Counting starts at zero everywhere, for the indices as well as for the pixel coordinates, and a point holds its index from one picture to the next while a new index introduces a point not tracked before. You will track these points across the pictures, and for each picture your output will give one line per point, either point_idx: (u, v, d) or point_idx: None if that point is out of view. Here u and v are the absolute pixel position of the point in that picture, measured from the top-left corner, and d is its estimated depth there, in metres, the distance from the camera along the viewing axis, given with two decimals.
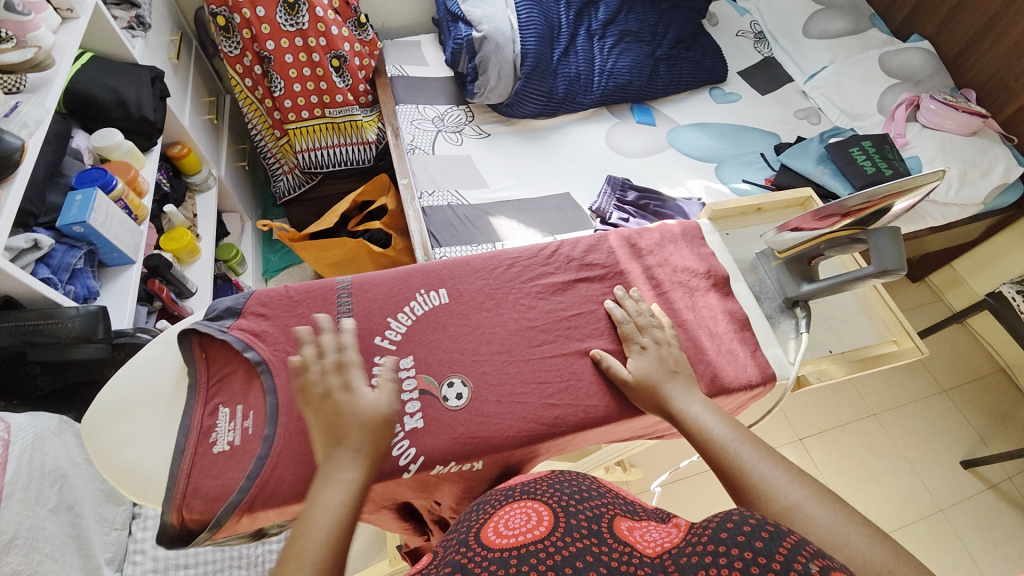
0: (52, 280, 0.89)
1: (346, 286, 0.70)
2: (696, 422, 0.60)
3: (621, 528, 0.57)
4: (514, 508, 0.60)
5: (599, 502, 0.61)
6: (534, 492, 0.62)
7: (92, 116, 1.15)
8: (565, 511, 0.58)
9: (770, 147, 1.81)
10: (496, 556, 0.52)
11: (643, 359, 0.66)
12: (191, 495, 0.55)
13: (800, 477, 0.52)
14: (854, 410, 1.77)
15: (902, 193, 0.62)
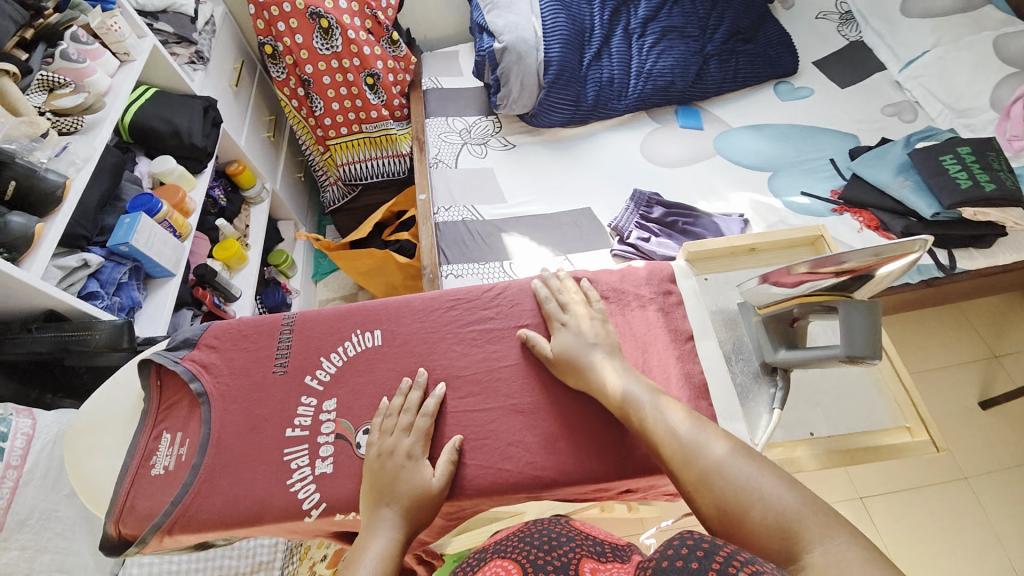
0: (100, 293, 1.05)
1: (290, 321, 0.73)
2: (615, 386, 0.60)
3: (586, 572, 0.58)
4: (487, 567, 0.61)
5: (568, 548, 0.61)
6: (505, 550, 0.64)
7: (152, 144, 1.33)
8: (532, 565, 0.58)
9: (843, 151, 1.54)
10: None
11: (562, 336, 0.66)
12: (128, 511, 0.61)
13: (722, 435, 0.53)
14: (938, 470, 1.46)
15: (892, 261, 0.51)
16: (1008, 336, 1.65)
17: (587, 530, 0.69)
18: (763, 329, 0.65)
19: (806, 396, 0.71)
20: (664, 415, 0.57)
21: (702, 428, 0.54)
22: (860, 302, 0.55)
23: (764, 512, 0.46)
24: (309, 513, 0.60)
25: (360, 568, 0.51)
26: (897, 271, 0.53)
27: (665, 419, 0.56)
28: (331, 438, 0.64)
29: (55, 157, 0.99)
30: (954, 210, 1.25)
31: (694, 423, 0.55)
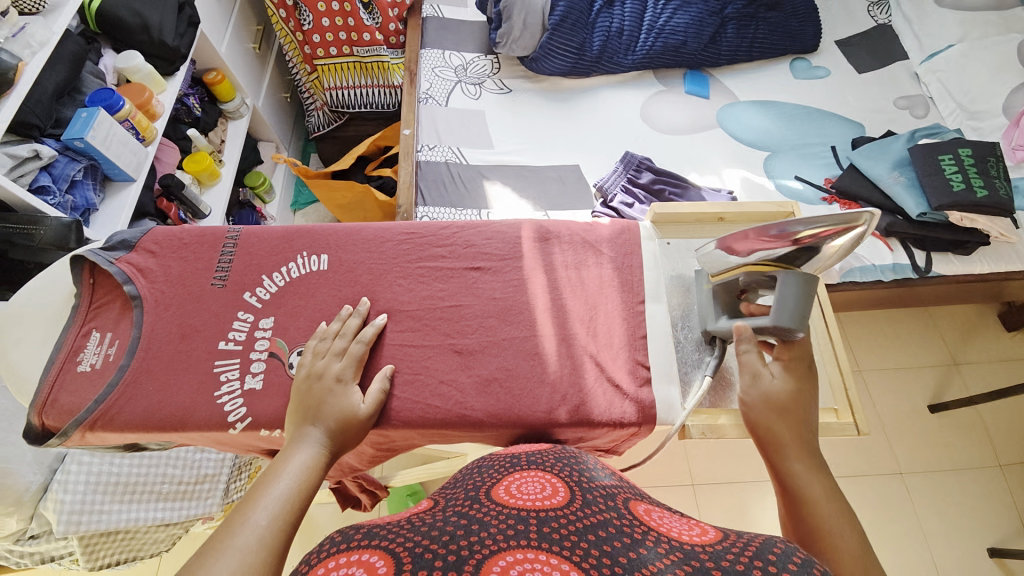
0: (51, 189, 1.00)
1: (234, 235, 0.70)
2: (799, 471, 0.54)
3: (640, 510, 0.51)
4: (526, 473, 0.54)
5: (612, 483, 0.55)
6: (540, 462, 0.57)
7: (120, 38, 1.24)
8: (580, 485, 0.52)
9: (846, 139, 1.49)
10: (513, 513, 0.47)
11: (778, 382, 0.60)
12: (50, 405, 0.60)
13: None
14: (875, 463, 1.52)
15: (844, 230, 0.52)
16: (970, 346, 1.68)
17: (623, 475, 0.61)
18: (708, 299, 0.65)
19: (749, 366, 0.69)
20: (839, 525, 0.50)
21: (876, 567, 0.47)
22: (800, 273, 0.55)
23: None
24: (233, 426, 0.59)
25: (278, 478, 0.49)
26: (843, 248, 0.55)
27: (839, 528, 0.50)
28: (263, 355, 0.63)
29: (12, 37, 0.93)
30: (941, 212, 1.22)
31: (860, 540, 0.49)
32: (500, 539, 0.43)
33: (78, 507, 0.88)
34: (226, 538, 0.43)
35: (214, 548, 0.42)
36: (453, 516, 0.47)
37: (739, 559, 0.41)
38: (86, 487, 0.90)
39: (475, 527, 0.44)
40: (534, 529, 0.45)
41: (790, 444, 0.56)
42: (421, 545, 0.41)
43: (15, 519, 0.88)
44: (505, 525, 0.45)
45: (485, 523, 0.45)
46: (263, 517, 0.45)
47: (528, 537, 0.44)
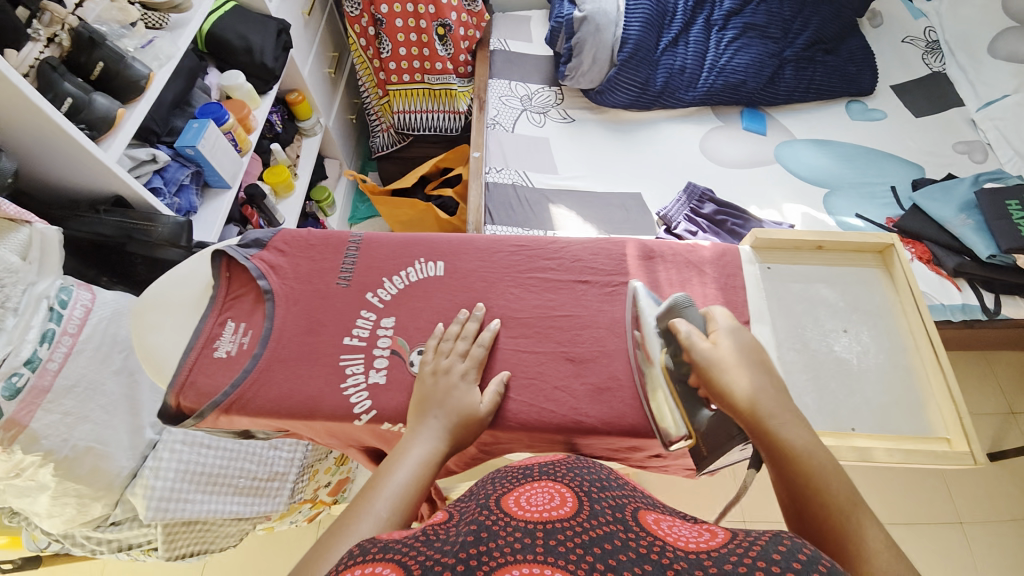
0: (162, 191, 1.08)
1: (356, 240, 0.75)
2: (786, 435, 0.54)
3: (647, 520, 0.49)
4: (536, 485, 0.55)
5: (620, 493, 0.54)
6: (553, 473, 0.58)
7: (225, 58, 1.35)
8: (588, 496, 0.52)
9: (907, 180, 1.51)
10: (520, 525, 0.47)
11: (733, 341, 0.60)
12: (189, 387, 0.64)
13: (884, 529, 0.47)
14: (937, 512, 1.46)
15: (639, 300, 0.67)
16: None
17: (642, 488, 0.61)
18: (702, 428, 0.61)
19: (834, 395, 0.66)
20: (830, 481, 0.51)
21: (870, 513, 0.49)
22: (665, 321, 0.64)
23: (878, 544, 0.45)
24: (360, 417, 0.63)
25: (400, 466, 0.53)
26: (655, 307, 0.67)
27: (835, 488, 0.50)
28: (386, 352, 0.67)
29: (141, 48, 0.98)
30: (1010, 256, 1.22)
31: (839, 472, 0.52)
32: (506, 553, 0.43)
33: (167, 495, 0.90)
34: (354, 522, 0.48)
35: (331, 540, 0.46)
36: (464, 531, 0.46)
37: (743, 562, 0.39)
38: (175, 474, 0.92)
39: (483, 541, 0.44)
40: (540, 540, 0.45)
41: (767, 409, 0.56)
42: (431, 557, 0.41)
43: (102, 504, 0.88)
44: (512, 539, 0.45)
45: (492, 536, 0.45)
46: (385, 509, 0.49)
47: (534, 550, 0.43)
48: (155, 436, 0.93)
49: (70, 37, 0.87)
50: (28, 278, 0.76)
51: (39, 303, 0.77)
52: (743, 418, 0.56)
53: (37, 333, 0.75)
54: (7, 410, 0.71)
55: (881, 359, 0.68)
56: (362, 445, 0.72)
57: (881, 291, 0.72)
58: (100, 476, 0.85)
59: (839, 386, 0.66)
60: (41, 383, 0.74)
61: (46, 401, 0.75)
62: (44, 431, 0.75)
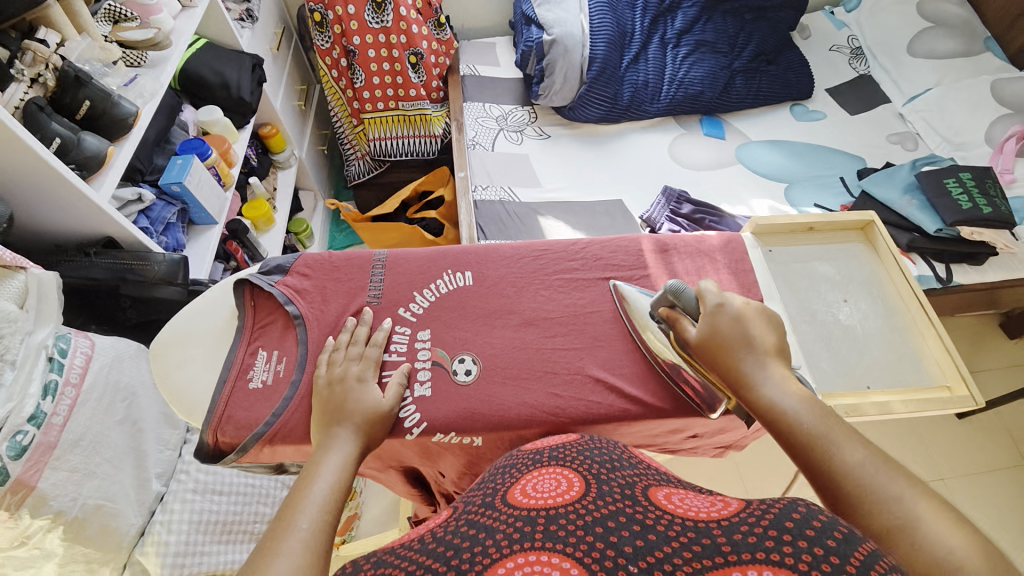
0: (149, 230, 1.04)
1: (380, 259, 0.75)
2: (772, 398, 0.54)
3: (660, 496, 0.46)
4: (542, 473, 0.52)
5: (631, 472, 0.51)
6: (562, 458, 0.55)
7: (200, 95, 1.33)
8: (596, 479, 0.49)
9: (852, 171, 1.66)
10: (522, 514, 0.44)
11: (739, 309, 0.62)
12: (226, 421, 0.62)
13: (913, 482, 0.45)
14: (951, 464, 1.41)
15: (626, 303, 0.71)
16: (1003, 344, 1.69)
17: (656, 466, 0.58)
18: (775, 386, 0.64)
19: (847, 358, 0.72)
20: (838, 445, 0.49)
21: (891, 467, 0.46)
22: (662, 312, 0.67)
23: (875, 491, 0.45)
24: (411, 431, 0.63)
25: (315, 480, 0.50)
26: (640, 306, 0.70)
27: (854, 455, 0.47)
28: (427, 364, 0.67)
29: (125, 86, 0.99)
30: (955, 228, 1.37)
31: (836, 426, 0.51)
32: (504, 542, 0.40)
33: (183, 549, 0.86)
34: (276, 544, 0.44)
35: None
36: (462, 527, 0.44)
37: (756, 531, 0.36)
38: (189, 526, 0.87)
39: (479, 536, 0.41)
40: (541, 526, 0.42)
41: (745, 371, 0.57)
42: (425, 561, 0.38)
43: (110, 569, 0.82)
44: (512, 528, 0.42)
45: (492, 529, 0.42)
46: (304, 521, 0.46)
47: (534, 537, 0.40)
48: (162, 488, 0.88)
49: (55, 76, 0.85)
50: (26, 327, 0.71)
51: (38, 354, 0.72)
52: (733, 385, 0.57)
53: (39, 386, 0.70)
54: (14, 472, 0.67)
55: (880, 322, 0.75)
56: (404, 462, 0.71)
57: (869, 263, 0.80)
58: (110, 537, 0.80)
59: (849, 350, 0.73)
60: (46, 439, 0.70)
61: (53, 458, 0.71)
62: (52, 491, 0.71)
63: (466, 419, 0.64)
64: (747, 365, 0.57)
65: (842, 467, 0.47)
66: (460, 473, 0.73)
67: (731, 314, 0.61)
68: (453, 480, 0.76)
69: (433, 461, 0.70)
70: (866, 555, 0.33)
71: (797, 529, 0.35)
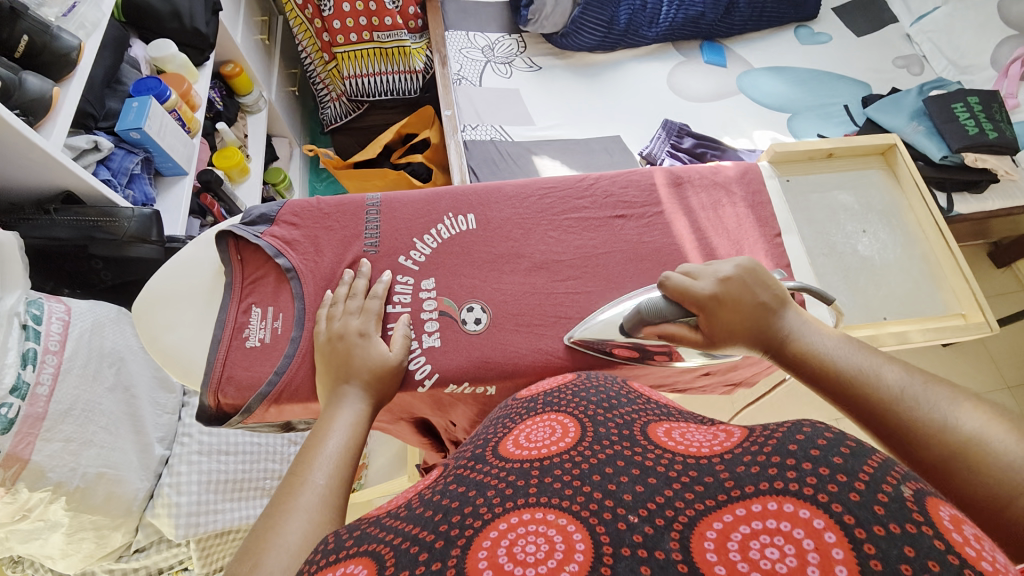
0: (112, 183, 0.95)
1: (374, 203, 0.69)
2: (808, 344, 0.53)
3: (661, 433, 0.40)
4: (536, 418, 0.45)
5: (630, 407, 0.45)
6: (558, 402, 0.47)
7: (147, 26, 1.17)
8: (591, 420, 0.43)
9: (857, 98, 1.57)
10: (513, 466, 0.38)
11: (730, 288, 0.56)
12: (226, 382, 0.58)
13: (967, 400, 0.42)
14: None
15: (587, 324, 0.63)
16: (994, 269, 1.69)
17: (657, 397, 0.51)
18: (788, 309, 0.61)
19: (865, 290, 0.71)
20: (883, 375, 0.46)
21: (936, 388, 0.43)
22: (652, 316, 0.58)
23: (919, 413, 0.42)
24: (423, 383, 0.60)
25: (329, 435, 0.48)
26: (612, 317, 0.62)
27: (891, 380, 0.45)
28: (434, 315, 0.63)
29: (64, 17, 0.85)
30: (959, 154, 1.33)
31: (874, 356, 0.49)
32: (495, 501, 0.35)
33: (195, 508, 0.85)
34: (290, 498, 0.42)
35: (256, 546, 0.38)
36: (450, 484, 0.38)
37: (757, 460, 0.33)
38: (199, 487, 0.86)
39: (468, 496, 0.35)
40: (534, 478, 0.36)
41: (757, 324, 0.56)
42: (409, 538, 0.33)
43: (122, 532, 0.82)
44: (503, 483, 0.36)
45: (481, 487, 0.36)
46: (322, 477, 0.44)
47: (526, 492, 0.35)
48: (166, 452, 0.87)
49: None
50: None
51: (11, 322, 0.66)
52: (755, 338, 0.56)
53: (17, 355, 0.66)
54: (4, 446, 0.63)
55: (899, 253, 0.74)
56: (415, 413, 0.69)
57: (888, 191, 0.77)
58: (117, 503, 0.78)
59: (866, 281, 0.71)
60: (34, 411, 0.66)
61: (44, 429, 0.68)
62: (48, 463, 0.68)
63: (480, 367, 0.61)
64: (772, 334, 0.55)
65: (883, 398, 0.44)
66: (471, 423, 0.72)
67: (726, 299, 0.56)
68: (464, 428, 0.75)
69: (445, 411, 0.69)
70: (877, 466, 0.30)
71: (799, 451, 0.32)
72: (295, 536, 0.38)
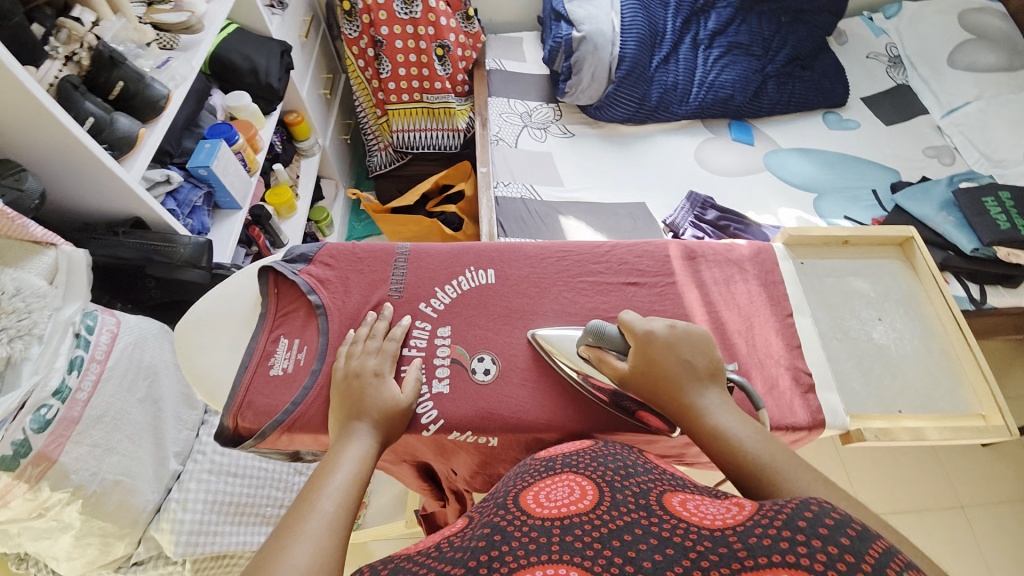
0: (176, 212, 1.05)
1: (403, 252, 0.75)
2: (718, 424, 0.53)
3: (675, 504, 0.41)
4: (556, 480, 0.48)
5: (645, 478, 0.47)
6: (576, 464, 0.50)
7: (229, 80, 1.33)
8: (610, 486, 0.45)
9: (885, 184, 1.59)
10: (536, 524, 0.40)
11: (666, 336, 0.59)
12: (246, 407, 0.62)
13: (856, 505, 0.45)
14: (973, 491, 1.36)
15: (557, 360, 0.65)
16: None
17: (674, 473, 0.52)
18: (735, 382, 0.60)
19: (879, 379, 0.70)
20: (788, 472, 0.49)
21: (833, 493, 0.47)
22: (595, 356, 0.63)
23: None
24: (428, 428, 0.62)
25: (337, 469, 0.51)
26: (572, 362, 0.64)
27: (794, 474, 0.48)
28: (446, 361, 0.66)
29: (157, 68, 1.00)
30: (991, 247, 1.32)
31: (778, 447, 0.51)
32: (517, 554, 0.37)
33: (196, 528, 0.87)
34: (299, 521, 0.45)
35: (266, 563, 0.41)
36: (475, 535, 0.40)
37: (768, 532, 0.33)
38: (204, 506, 0.88)
39: (493, 546, 0.38)
40: (556, 538, 0.38)
41: (682, 381, 0.57)
42: (439, 573, 0.36)
43: (126, 542, 0.84)
44: (526, 539, 0.38)
45: (506, 537, 0.39)
46: (331, 505, 0.47)
47: (549, 550, 0.37)
48: (179, 467, 0.90)
49: (89, 55, 0.87)
50: (54, 304, 0.73)
51: (66, 331, 0.74)
52: (668, 400, 0.56)
53: (65, 361, 0.72)
54: (38, 445, 0.68)
55: (916, 344, 0.74)
56: (417, 455, 0.70)
57: (906, 282, 0.79)
58: (126, 512, 0.81)
59: (882, 370, 0.71)
60: (69, 414, 0.72)
61: (75, 432, 0.73)
62: (73, 465, 0.73)
63: (483, 418, 0.63)
64: (688, 395, 0.56)
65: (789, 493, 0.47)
66: (472, 472, 0.72)
67: (658, 346, 0.59)
68: (465, 478, 0.75)
69: (447, 457, 0.70)
70: (882, 552, 0.31)
71: (809, 526, 0.33)
72: (303, 556, 0.42)
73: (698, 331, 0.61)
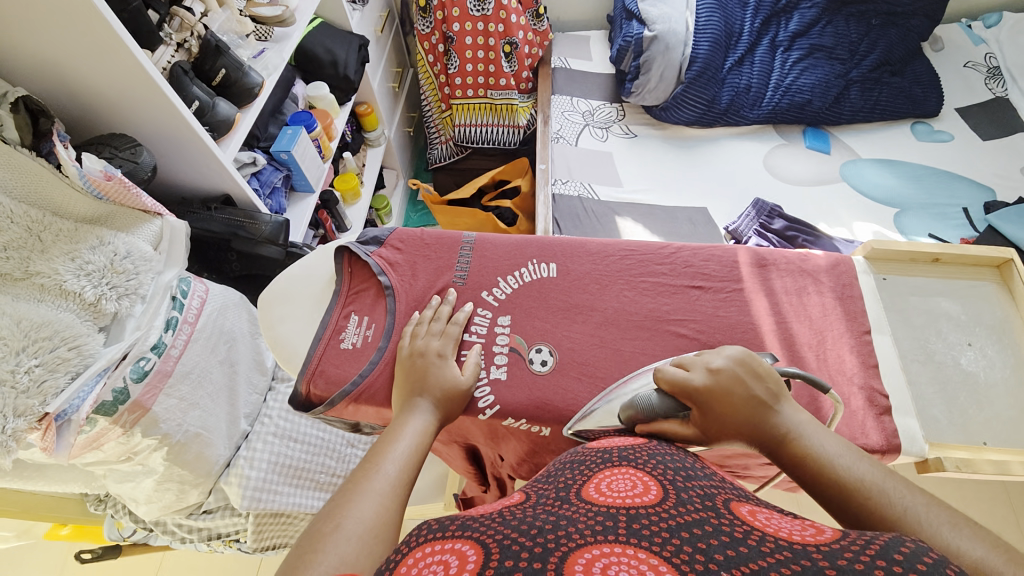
0: (258, 192, 1.13)
1: (469, 241, 0.77)
2: (806, 445, 0.52)
3: (744, 512, 0.41)
4: (615, 472, 0.48)
5: (707, 482, 0.46)
6: (634, 460, 0.51)
7: (311, 71, 1.42)
8: (673, 486, 0.44)
9: (979, 203, 1.45)
10: (601, 510, 0.41)
11: (717, 380, 0.56)
12: (318, 376, 0.67)
13: (970, 527, 0.41)
14: None
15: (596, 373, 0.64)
16: None
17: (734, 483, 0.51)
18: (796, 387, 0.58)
19: (965, 409, 0.65)
20: (890, 492, 0.46)
21: (941, 513, 0.43)
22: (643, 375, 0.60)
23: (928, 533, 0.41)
24: (484, 412, 0.64)
25: (403, 440, 0.53)
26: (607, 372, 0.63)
27: (896, 494, 0.45)
28: (505, 349, 0.68)
29: (253, 58, 1.09)
30: None
31: (876, 467, 0.49)
32: (584, 532, 0.37)
33: (260, 485, 0.94)
34: (367, 481, 0.48)
35: (339, 514, 0.44)
36: (542, 512, 0.41)
37: (861, 558, 0.32)
38: (267, 466, 0.95)
39: (561, 523, 0.39)
40: (623, 523, 0.38)
41: (752, 420, 0.54)
42: (510, 536, 0.37)
43: (199, 491, 0.92)
44: (593, 521, 0.39)
45: (572, 517, 0.39)
46: (394, 470, 0.50)
47: (616, 532, 0.37)
48: (248, 427, 0.98)
49: (198, 43, 0.94)
50: (157, 268, 0.82)
51: (165, 293, 0.82)
52: (743, 429, 0.55)
53: (163, 320, 0.81)
54: (136, 393, 0.76)
55: (1008, 374, 0.68)
56: (469, 439, 0.73)
57: (1001, 306, 0.73)
58: (202, 463, 0.89)
59: (968, 400, 0.66)
60: (164, 367, 0.80)
61: (167, 385, 0.80)
62: (163, 415, 0.80)
63: (538, 408, 0.64)
64: (768, 429, 0.54)
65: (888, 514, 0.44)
66: (519, 460, 0.73)
67: (716, 390, 0.55)
68: (511, 465, 0.77)
69: (497, 443, 0.71)
70: None
71: (906, 560, 0.31)
72: (369, 513, 0.45)
73: (737, 360, 0.58)
